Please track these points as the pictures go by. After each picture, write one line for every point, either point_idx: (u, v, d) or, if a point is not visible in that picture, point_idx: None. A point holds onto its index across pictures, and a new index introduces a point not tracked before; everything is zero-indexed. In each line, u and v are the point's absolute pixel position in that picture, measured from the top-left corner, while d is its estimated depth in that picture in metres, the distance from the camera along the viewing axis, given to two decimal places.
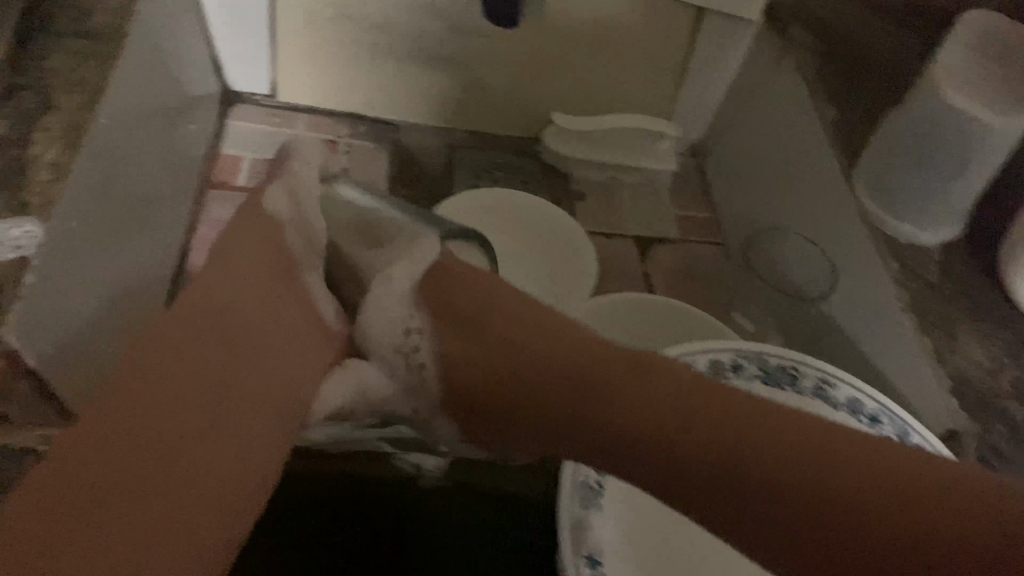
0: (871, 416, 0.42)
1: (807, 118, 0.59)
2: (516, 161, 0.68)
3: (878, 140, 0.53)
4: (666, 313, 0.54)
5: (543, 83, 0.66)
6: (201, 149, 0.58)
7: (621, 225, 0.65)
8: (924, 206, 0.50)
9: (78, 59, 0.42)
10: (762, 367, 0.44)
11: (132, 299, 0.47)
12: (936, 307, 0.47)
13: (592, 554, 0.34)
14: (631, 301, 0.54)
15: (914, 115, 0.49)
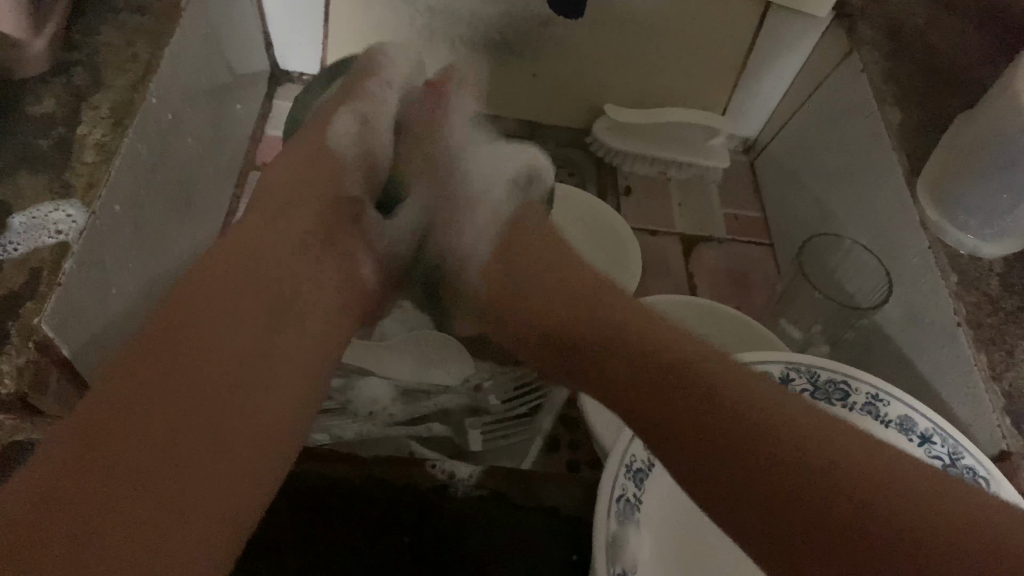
0: (923, 436, 0.40)
1: (867, 119, 0.56)
2: (564, 153, 0.69)
3: (945, 144, 0.50)
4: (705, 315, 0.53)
5: (593, 72, 0.64)
6: (248, 128, 0.58)
7: (668, 222, 0.65)
8: (991, 220, 0.47)
9: (129, 38, 0.42)
10: (811, 380, 0.42)
11: (174, 281, 0.47)
12: (994, 322, 0.44)
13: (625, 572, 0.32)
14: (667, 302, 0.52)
15: (984, 119, 0.47)
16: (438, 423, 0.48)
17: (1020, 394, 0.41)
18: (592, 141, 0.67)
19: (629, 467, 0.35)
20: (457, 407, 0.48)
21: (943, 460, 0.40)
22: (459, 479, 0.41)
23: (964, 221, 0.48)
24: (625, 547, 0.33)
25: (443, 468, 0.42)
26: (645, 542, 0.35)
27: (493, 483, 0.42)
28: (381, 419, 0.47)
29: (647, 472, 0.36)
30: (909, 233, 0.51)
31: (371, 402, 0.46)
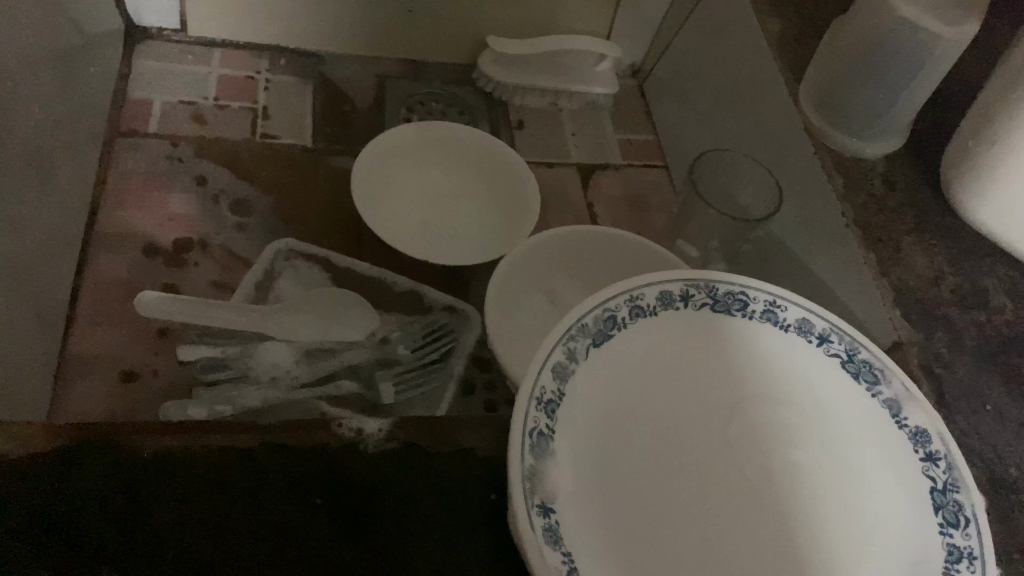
0: (822, 336, 0.39)
1: (746, 29, 0.56)
2: (451, 90, 0.64)
3: (821, 52, 0.50)
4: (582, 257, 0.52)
5: (470, 2, 0.62)
6: (105, 92, 0.54)
7: (565, 151, 0.62)
8: (871, 120, 0.47)
9: None
10: (710, 294, 0.39)
11: (43, 264, 0.43)
12: (880, 218, 0.45)
13: (545, 500, 0.32)
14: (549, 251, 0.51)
15: (855, 21, 0.46)
16: (348, 379, 0.45)
17: (906, 285, 0.42)
18: (479, 77, 0.64)
19: (538, 399, 0.34)
20: (365, 362, 0.47)
21: (841, 358, 0.38)
22: (369, 435, 0.39)
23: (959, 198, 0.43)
24: (545, 479, 0.33)
25: (352, 425, 0.39)
26: (564, 474, 0.34)
27: (404, 436, 0.39)
28: (284, 384, 0.44)
29: (558, 403, 0.35)
30: (797, 138, 0.51)
31: (272, 366, 0.44)
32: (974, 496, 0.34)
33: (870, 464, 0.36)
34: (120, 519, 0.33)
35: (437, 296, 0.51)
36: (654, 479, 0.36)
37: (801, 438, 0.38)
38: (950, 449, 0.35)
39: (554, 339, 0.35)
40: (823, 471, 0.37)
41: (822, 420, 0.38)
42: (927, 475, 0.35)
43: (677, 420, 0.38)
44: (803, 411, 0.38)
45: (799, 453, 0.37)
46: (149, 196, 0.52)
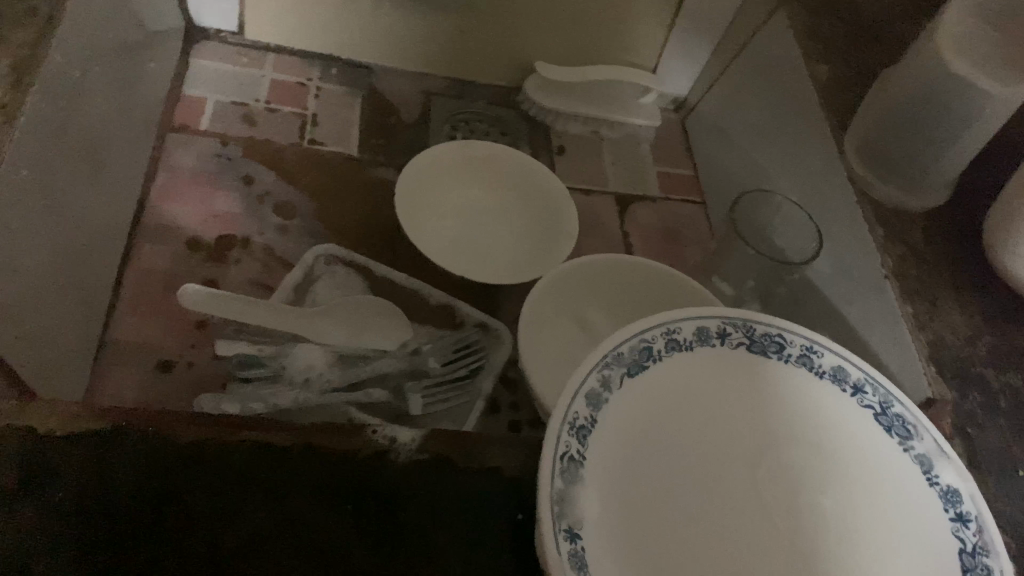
0: (856, 386, 0.39)
1: (795, 74, 0.57)
2: (496, 111, 0.65)
3: (869, 101, 0.50)
4: (618, 288, 0.52)
5: (522, 27, 0.63)
6: (162, 87, 0.55)
7: (603, 180, 0.62)
8: (912, 175, 0.48)
9: None
10: (747, 334, 0.40)
11: (90, 249, 0.44)
12: (919, 271, 0.44)
13: (572, 526, 0.32)
14: (585, 274, 0.51)
15: (906, 74, 0.47)
16: (378, 388, 0.46)
17: (943, 342, 0.41)
18: (524, 99, 0.65)
19: (572, 424, 0.34)
20: (396, 372, 0.47)
21: (873, 410, 0.38)
22: (401, 444, 0.39)
23: (1001, 259, 0.43)
24: (574, 504, 0.33)
25: (384, 433, 0.39)
26: (593, 501, 0.34)
27: (435, 447, 0.39)
28: (316, 387, 0.45)
29: (590, 429, 0.35)
30: (840, 184, 0.51)
31: (306, 369, 0.45)
32: (1003, 560, 0.34)
33: (901, 519, 0.36)
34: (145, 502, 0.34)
35: (469, 312, 0.51)
36: (682, 512, 0.36)
37: (832, 484, 0.37)
38: (981, 511, 0.35)
39: (589, 366, 0.35)
40: (852, 519, 0.36)
41: (855, 468, 0.38)
42: (957, 536, 0.35)
43: (708, 454, 0.38)
44: (835, 455, 0.38)
45: (828, 499, 0.37)
46: (195, 191, 0.53)
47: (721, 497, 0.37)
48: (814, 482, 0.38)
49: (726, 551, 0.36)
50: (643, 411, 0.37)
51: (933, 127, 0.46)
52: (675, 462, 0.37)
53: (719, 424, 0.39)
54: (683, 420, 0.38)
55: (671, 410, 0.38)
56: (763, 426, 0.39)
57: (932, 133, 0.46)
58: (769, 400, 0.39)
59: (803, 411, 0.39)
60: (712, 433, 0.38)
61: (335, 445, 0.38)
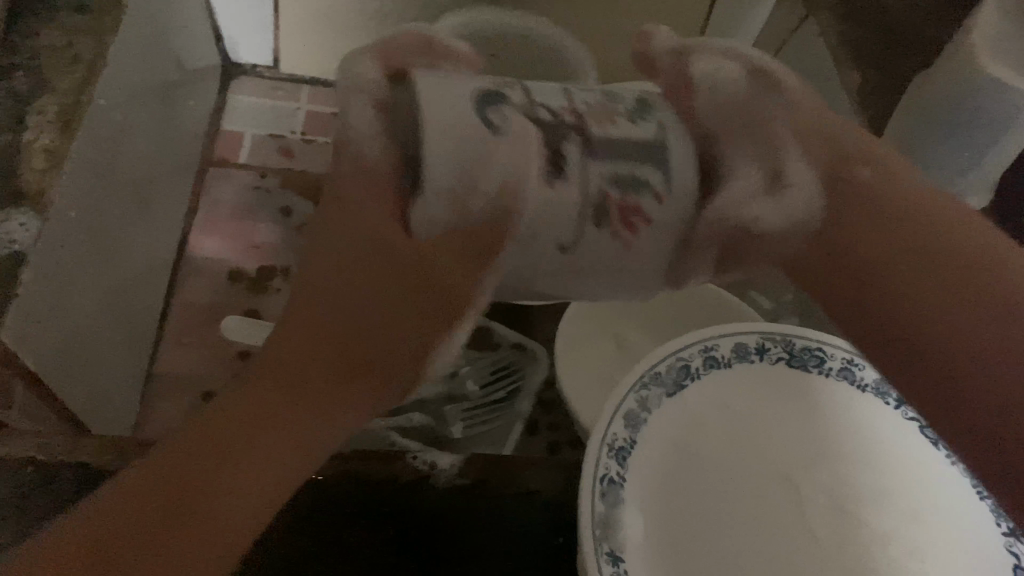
0: (897, 401, 0.41)
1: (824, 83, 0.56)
2: None
3: (901, 106, 0.49)
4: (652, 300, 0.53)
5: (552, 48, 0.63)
6: (201, 125, 0.57)
7: None
8: (956, 174, 0.47)
9: (68, 38, 0.40)
10: (787, 350, 0.43)
11: (138, 283, 0.47)
12: None
13: (614, 550, 0.35)
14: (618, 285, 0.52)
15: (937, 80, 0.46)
16: (418, 413, 0.48)
17: None
18: None
19: (610, 446, 0.37)
20: (435, 397, 0.49)
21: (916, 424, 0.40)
22: (441, 470, 0.42)
23: None
24: (617, 529, 0.35)
25: (424, 459, 0.42)
26: (638, 521, 0.36)
27: (475, 472, 0.43)
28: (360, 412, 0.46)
29: (629, 450, 0.38)
30: None
31: None
32: None
33: (948, 528, 0.38)
34: None
35: (505, 334, 0.52)
36: (736, 526, 0.37)
37: (876, 493, 0.39)
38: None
39: (627, 387, 0.39)
40: (905, 531, 0.38)
41: (900, 477, 0.39)
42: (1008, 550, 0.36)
43: (758, 470, 0.39)
44: (876, 462, 0.40)
45: (876, 511, 0.38)
46: (235, 226, 0.55)
47: (774, 510, 0.38)
48: (862, 492, 0.39)
49: (783, 560, 0.37)
50: (676, 431, 0.39)
51: (970, 129, 0.45)
52: (723, 480, 0.39)
53: (764, 440, 0.40)
54: (723, 440, 0.40)
55: (705, 428, 0.40)
56: (807, 438, 0.40)
57: (968, 136, 0.45)
58: (807, 414, 0.41)
59: (844, 426, 0.41)
60: (759, 449, 0.40)
61: (388, 474, 0.42)
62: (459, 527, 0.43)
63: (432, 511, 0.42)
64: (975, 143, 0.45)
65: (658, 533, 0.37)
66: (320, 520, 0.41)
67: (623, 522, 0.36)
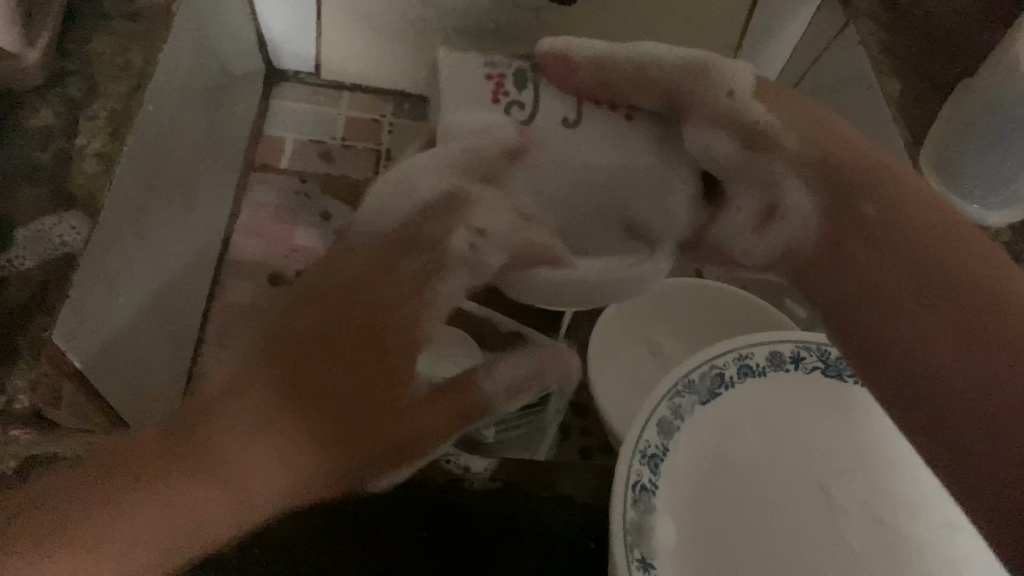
0: None
1: (866, 91, 0.56)
2: None
3: (943, 115, 0.49)
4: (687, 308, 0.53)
5: None
6: (245, 131, 0.58)
7: None
8: (993, 186, 0.46)
9: (122, 45, 0.42)
10: (820, 359, 0.42)
11: (181, 285, 0.48)
12: None
13: (645, 556, 0.35)
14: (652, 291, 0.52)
15: (981, 89, 0.45)
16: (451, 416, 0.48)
17: None
18: None
19: (643, 452, 0.37)
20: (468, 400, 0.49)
21: None
22: (474, 473, 0.44)
23: None
24: (648, 535, 0.36)
25: (458, 463, 0.43)
26: (669, 529, 0.37)
27: (507, 477, 0.44)
28: None
29: (661, 457, 0.38)
30: None
31: None
32: None
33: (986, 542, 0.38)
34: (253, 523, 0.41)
35: (539, 340, 0.52)
36: (769, 535, 0.38)
37: (912, 505, 0.39)
38: None
39: (661, 394, 0.38)
40: (940, 543, 0.38)
41: (935, 489, 0.39)
42: None
43: (793, 480, 0.39)
44: (912, 474, 0.40)
45: (911, 523, 0.38)
46: (276, 229, 0.56)
47: (807, 520, 0.38)
48: (897, 504, 0.39)
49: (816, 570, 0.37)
50: (710, 440, 0.39)
51: (1012, 140, 0.44)
52: (757, 489, 0.39)
53: (798, 449, 0.40)
54: (758, 449, 0.40)
55: (739, 437, 0.40)
56: (842, 449, 0.40)
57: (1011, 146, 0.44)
58: (843, 423, 0.41)
59: (880, 436, 0.41)
60: (794, 459, 0.40)
61: (423, 476, 0.43)
62: (490, 533, 0.43)
63: (467, 514, 0.43)
64: (1018, 155, 0.44)
65: (692, 541, 0.37)
66: (355, 521, 0.42)
67: (654, 530, 0.36)
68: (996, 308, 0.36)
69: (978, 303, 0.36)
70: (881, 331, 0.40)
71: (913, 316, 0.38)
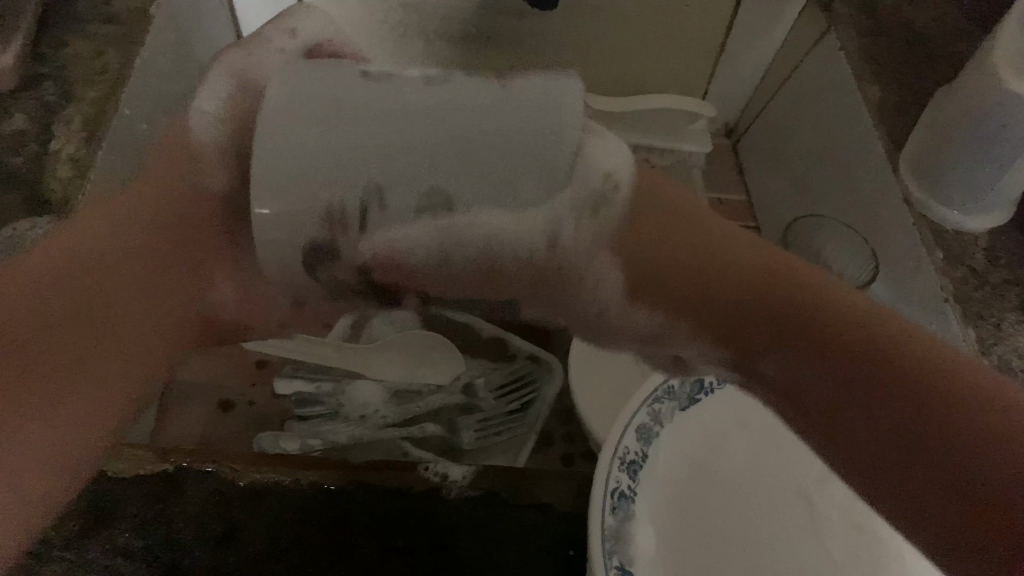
0: None
1: (846, 95, 0.56)
2: None
3: (924, 118, 0.49)
4: None
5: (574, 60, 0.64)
6: None
7: None
8: (975, 194, 0.46)
9: (98, 48, 0.42)
10: None
11: None
12: (978, 292, 0.44)
13: (623, 563, 0.35)
14: None
15: (959, 93, 0.45)
16: (431, 423, 0.48)
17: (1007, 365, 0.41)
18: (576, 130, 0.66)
19: (622, 458, 0.37)
20: (448, 407, 0.49)
21: None
22: (453, 481, 0.44)
23: None
24: (624, 541, 0.36)
25: (436, 471, 0.44)
26: (646, 534, 0.37)
27: (486, 484, 0.44)
28: (372, 423, 0.47)
29: (640, 463, 0.38)
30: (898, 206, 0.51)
31: (362, 405, 0.48)
32: None
33: None
34: (231, 531, 0.41)
35: (520, 346, 0.51)
36: (750, 540, 0.37)
37: None
38: None
39: (640, 402, 0.39)
40: None
41: None
42: None
43: (773, 485, 0.39)
44: None
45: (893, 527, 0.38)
46: None
47: (788, 525, 0.38)
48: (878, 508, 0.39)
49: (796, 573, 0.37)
50: (690, 446, 0.40)
51: (989, 144, 0.44)
52: (738, 494, 0.39)
53: (777, 454, 0.40)
54: (738, 455, 0.40)
55: (719, 443, 0.40)
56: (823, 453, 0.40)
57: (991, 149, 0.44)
58: None
59: None
60: (773, 463, 0.40)
61: (399, 485, 0.43)
62: (467, 543, 0.42)
63: (443, 522, 0.42)
64: (997, 160, 0.44)
65: (671, 548, 0.37)
66: (329, 529, 0.41)
67: (635, 539, 0.36)
68: (905, 382, 0.31)
69: (876, 372, 0.32)
70: (827, 414, 0.33)
71: (820, 375, 0.33)
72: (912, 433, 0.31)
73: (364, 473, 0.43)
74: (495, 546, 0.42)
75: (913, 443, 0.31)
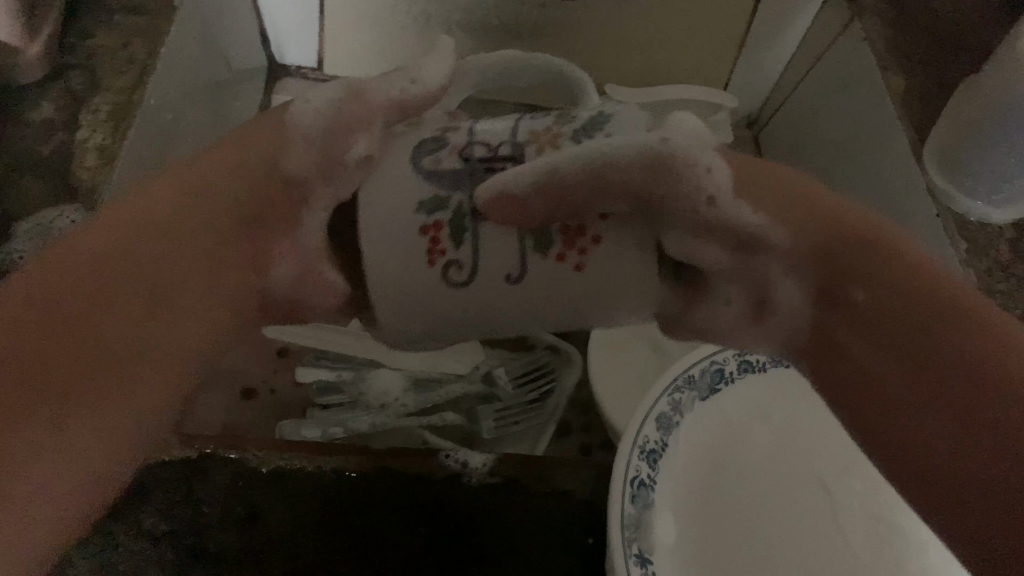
0: None
1: (867, 87, 0.56)
2: None
3: (948, 110, 0.48)
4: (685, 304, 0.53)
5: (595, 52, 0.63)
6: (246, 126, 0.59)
7: None
8: (999, 185, 0.46)
9: (124, 40, 0.42)
10: None
11: None
12: (999, 286, 0.44)
13: (642, 552, 0.35)
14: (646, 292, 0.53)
15: (986, 83, 0.45)
16: (451, 411, 0.48)
17: None
18: None
19: (641, 447, 0.38)
20: (467, 396, 0.49)
21: None
22: (473, 468, 0.44)
23: None
24: (642, 529, 0.36)
25: (457, 458, 0.44)
26: (664, 523, 0.37)
27: (505, 472, 0.44)
28: (392, 411, 0.47)
29: (660, 453, 0.38)
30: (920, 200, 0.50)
31: (383, 393, 0.48)
32: None
33: None
34: (254, 515, 0.42)
35: (539, 336, 0.51)
36: (770, 528, 0.38)
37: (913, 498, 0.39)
38: None
39: (660, 391, 0.39)
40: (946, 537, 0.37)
41: None
42: None
43: (793, 474, 0.39)
44: None
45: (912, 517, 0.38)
46: None
47: (808, 513, 0.38)
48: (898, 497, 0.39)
49: (814, 562, 0.37)
50: (710, 434, 0.40)
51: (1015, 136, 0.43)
52: (758, 481, 0.39)
53: (798, 443, 0.40)
54: (759, 443, 0.40)
55: (739, 431, 0.40)
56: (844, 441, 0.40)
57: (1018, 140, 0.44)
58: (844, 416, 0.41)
59: None
60: (794, 452, 0.40)
61: (420, 472, 0.44)
62: (486, 529, 0.43)
63: (461, 509, 0.43)
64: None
65: (689, 536, 0.37)
66: (350, 513, 0.42)
67: (653, 527, 0.36)
68: (984, 368, 0.29)
69: (972, 342, 0.29)
70: (859, 384, 0.32)
71: (877, 340, 0.31)
72: (959, 398, 0.29)
73: (384, 459, 0.44)
74: (513, 533, 0.43)
75: (958, 409, 0.29)
